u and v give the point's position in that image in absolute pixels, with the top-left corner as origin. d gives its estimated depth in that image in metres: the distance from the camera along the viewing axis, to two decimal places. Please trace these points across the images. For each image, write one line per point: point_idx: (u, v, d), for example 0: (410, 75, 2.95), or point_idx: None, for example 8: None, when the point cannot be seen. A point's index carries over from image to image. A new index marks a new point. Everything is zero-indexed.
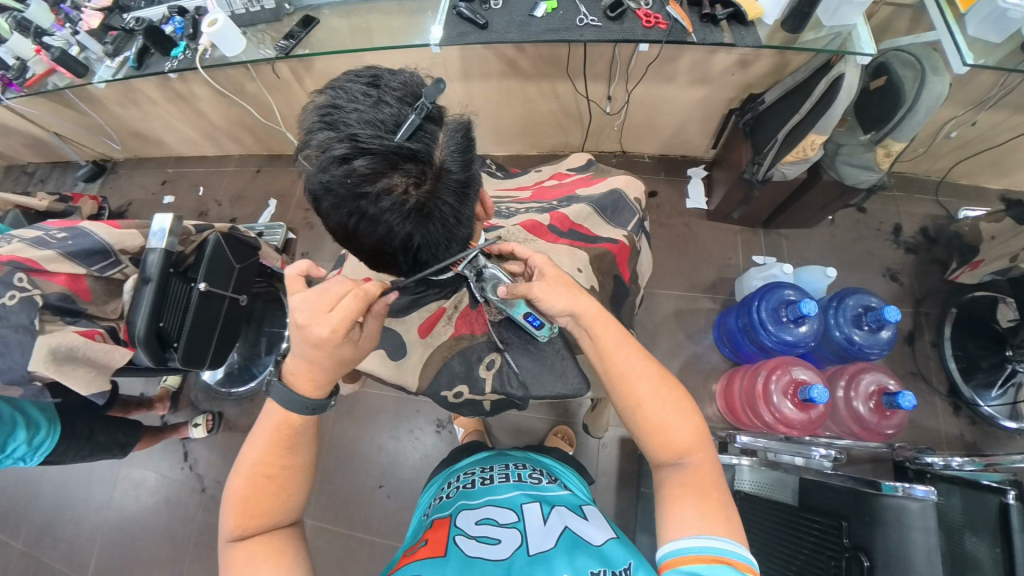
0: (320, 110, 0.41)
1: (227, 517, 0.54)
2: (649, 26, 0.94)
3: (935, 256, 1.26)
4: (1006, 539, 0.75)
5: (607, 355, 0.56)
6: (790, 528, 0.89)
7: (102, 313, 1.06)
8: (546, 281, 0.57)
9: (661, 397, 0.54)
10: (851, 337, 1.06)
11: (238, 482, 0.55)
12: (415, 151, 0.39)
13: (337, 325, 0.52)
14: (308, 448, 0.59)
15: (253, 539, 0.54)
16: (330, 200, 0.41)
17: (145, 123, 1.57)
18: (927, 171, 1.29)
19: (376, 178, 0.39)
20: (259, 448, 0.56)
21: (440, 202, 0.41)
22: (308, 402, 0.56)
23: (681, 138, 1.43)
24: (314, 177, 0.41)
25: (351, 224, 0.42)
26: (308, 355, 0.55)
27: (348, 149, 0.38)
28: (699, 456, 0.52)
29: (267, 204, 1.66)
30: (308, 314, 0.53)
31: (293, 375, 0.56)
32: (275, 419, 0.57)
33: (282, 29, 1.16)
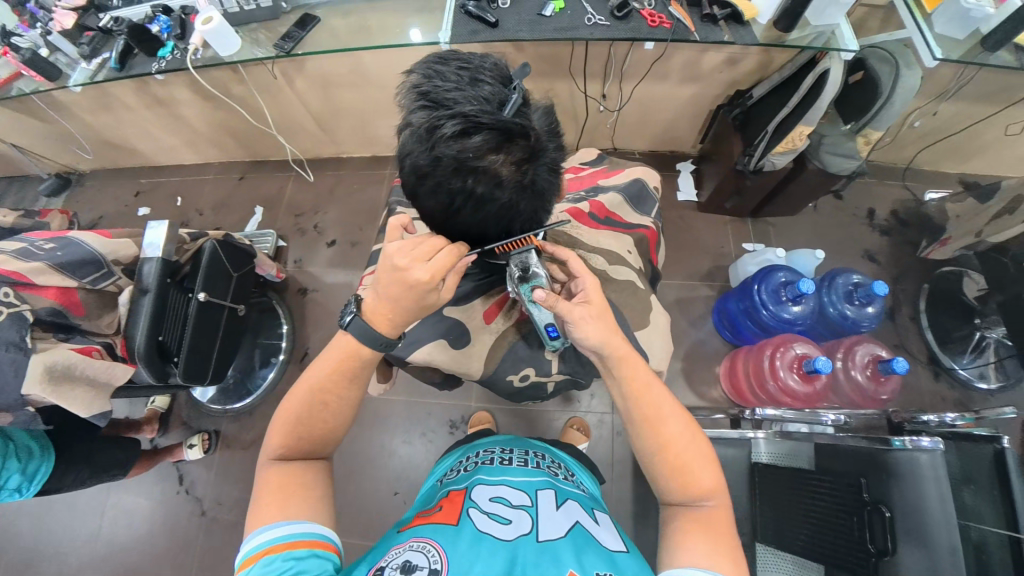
0: (419, 92, 0.42)
1: (273, 435, 0.54)
2: (654, 25, 0.99)
3: (906, 237, 1.38)
4: (1005, 482, 0.83)
5: (638, 391, 0.58)
6: (804, 488, 0.94)
7: (97, 328, 0.99)
8: (589, 308, 0.58)
9: (686, 438, 0.56)
10: (844, 312, 1.14)
11: (293, 403, 0.55)
12: (525, 127, 0.41)
13: (430, 274, 0.52)
14: (363, 387, 0.59)
15: (293, 461, 0.54)
16: (436, 179, 0.42)
17: (119, 131, 1.48)
18: (893, 159, 1.42)
19: (489, 154, 0.40)
20: (320, 374, 0.56)
21: (542, 177, 0.43)
22: (380, 338, 0.56)
23: (671, 134, 1.50)
24: (420, 156, 0.42)
25: (454, 203, 0.43)
26: (392, 297, 0.54)
27: (463, 126, 0.40)
28: (717, 500, 0.54)
29: (254, 211, 1.60)
30: (407, 258, 0.53)
31: (371, 312, 0.56)
32: (343, 349, 0.57)
33: (279, 28, 1.13)
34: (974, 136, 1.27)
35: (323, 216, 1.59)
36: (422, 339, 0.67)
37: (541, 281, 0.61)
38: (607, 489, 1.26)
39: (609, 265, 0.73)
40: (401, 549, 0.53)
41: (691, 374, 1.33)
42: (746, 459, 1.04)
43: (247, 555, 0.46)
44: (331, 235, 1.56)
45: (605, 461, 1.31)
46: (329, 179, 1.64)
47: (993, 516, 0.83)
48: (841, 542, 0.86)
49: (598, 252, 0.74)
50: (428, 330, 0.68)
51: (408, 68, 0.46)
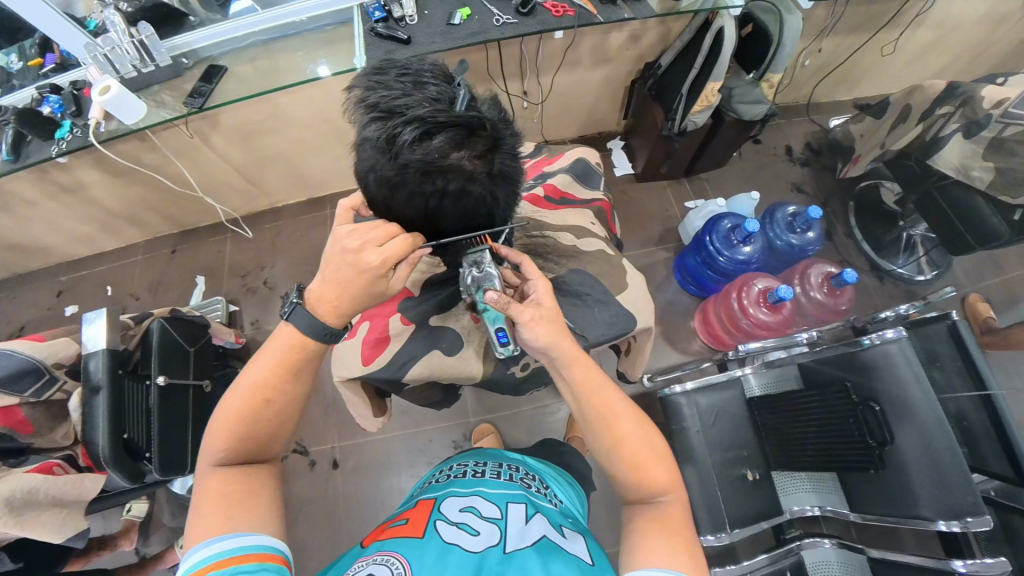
0: (366, 105, 0.41)
1: (214, 438, 0.51)
2: (559, 16, 1.04)
3: (823, 164, 1.50)
4: (962, 348, 0.93)
5: (593, 394, 0.57)
6: (796, 405, 1.01)
7: (53, 443, 0.92)
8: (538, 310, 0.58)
9: (640, 437, 0.55)
10: (790, 242, 1.23)
11: (232, 403, 0.52)
12: (482, 117, 0.40)
13: (382, 259, 0.50)
14: (310, 382, 0.56)
15: (236, 466, 0.51)
16: (407, 187, 0.41)
17: (24, 231, 1.36)
18: (795, 99, 1.55)
19: (456, 152, 0.40)
20: (263, 367, 0.53)
21: (509, 163, 0.43)
22: (326, 328, 0.53)
23: (595, 116, 1.56)
24: (385, 168, 0.41)
25: (430, 206, 0.43)
26: (342, 284, 0.52)
27: (422, 129, 0.38)
28: (673, 494, 0.54)
29: (195, 281, 1.51)
30: (360, 242, 0.51)
31: (316, 300, 0.53)
32: (287, 340, 0.54)
33: (184, 85, 1.08)
34: (856, 64, 1.42)
35: (270, 271, 1.52)
36: (415, 354, 0.66)
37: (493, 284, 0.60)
38: None
39: (579, 239, 0.75)
40: (366, 563, 0.52)
41: (670, 334, 1.38)
42: (742, 398, 1.09)
43: (192, 570, 0.43)
44: (285, 287, 1.50)
45: None
46: (268, 231, 1.58)
47: (961, 382, 0.93)
48: (847, 444, 0.93)
49: (566, 229, 0.76)
50: (419, 343, 0.66)
51: (347, 84, 0.44)
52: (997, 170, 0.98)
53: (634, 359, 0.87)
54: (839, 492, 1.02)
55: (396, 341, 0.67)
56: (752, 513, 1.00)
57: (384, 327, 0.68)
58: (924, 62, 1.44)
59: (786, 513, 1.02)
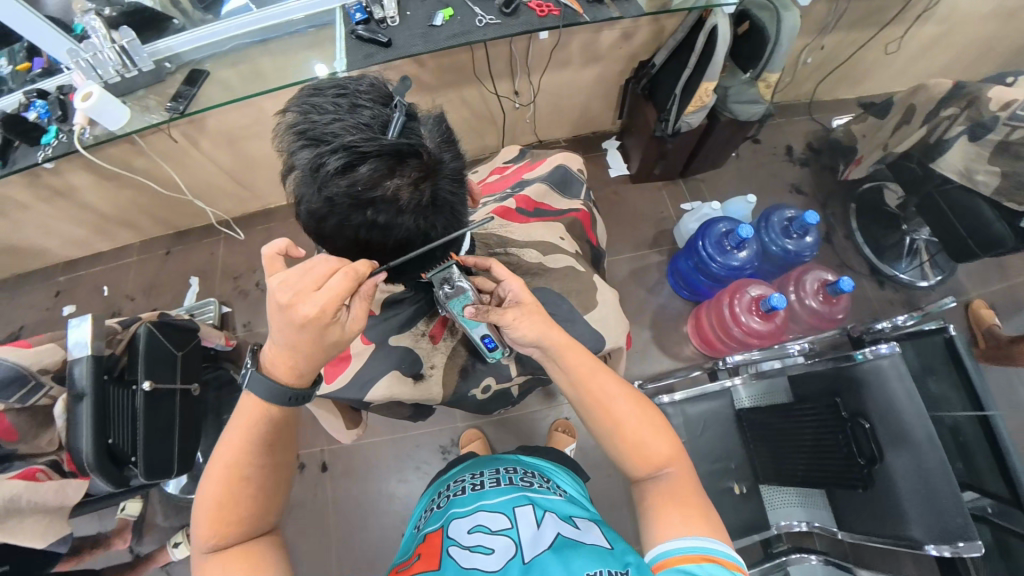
0: (298, 132, 0.40)
1: (201, 525, 0.50)
2: (543, 15, 1.01)
3: (824, 164, 1.45)
4: (959, 364, 0.89)
5: (585, 377, 0.57)
6: (787, 420, 0.98)
7: (36, 449, 0.94)
8: (521, 309, 0.58)
9: (635, 412, 0.55)
10: (786, 247, 1.19)
11: (210, 485, 0.51)
12: (414, 145, 0.38)
13: (320, 306, 0.47)
14: (284, 448, 0.55)
15: (228, 550, 0.50)
16: (336, 217, 0.40)
17: (19, 233, 1.37)
18: (796, 97, 1.49)
19: (384, 181, 0.38)
20: (232, 445, 0.52)
21: (447, 191, 0.41)
22: (289, 391, 0.53)
23: (589, 116, 1.52)
24: (313, 198, 0.39)
25: (362, 236, 0.41)
26: (290, 342, 0.50)
27: (348, 158, 0.37)
28: (677, 466, 0.53)
29: (188, 283, 1.52)
30: (293, 293, 0.48)
31: (273, 362, 0.52)
32: (253, 410, 0.53)
33: (167, 90, 1.08)
34: (859, 61, 1.36)
35: (262, 272, 1.53)
36: (376, 375, 0.65)
37: (467, 295, 0.61)
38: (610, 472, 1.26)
39: (545, 256, 0.72)
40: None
41: (662, 340, 1.36)
42: (730, 408, 1.07)
43: None
44: None
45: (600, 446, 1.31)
46: (260, 233, 1.58)
47: (958, 397, 0.89)
48: (833, 461, 0.90)
49: (530, 245, 0.73)
50: (379, 364, 0.65)
51: (283, 106, 0.43)
52: (1002, 175, 0.93)
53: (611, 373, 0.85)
54: (828, 508, 0.98)
55: (358, 359, 0.66)
56: (736, 527, 0.98)
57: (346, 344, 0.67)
58: (932, 58, 1.38)
59: (773, 528, 1.00)
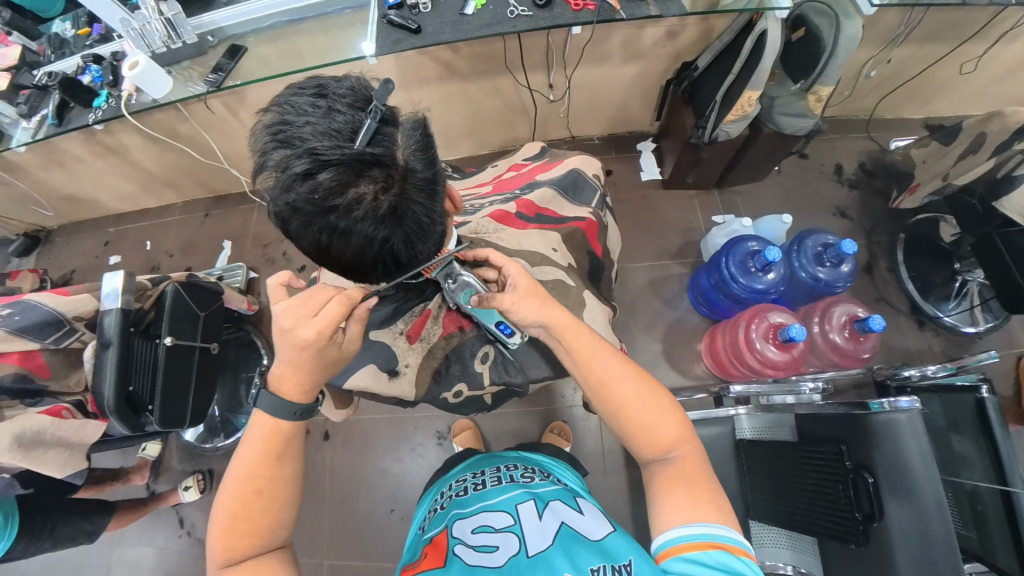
0: (271, 131, 0.40)
1: (219, 539, 0.53)
2: (578, 10, 0.96)
3: (876, 188, 1.34)
4: (987, 431, 0.81)
5: (586, 359, 0.58)
6: (791, 462, 0.93)
7: (66, 387, 1.02)
8: (520, 294, 0.58)
9: (639, 393, 0.57)
10: (816, 275, 1.11)
11: (225, 503, 0.53)
12: (377, 156, 0.37)
13: (318, 329, 0.52)
14: (296, 461, 0.58)
15: (246, 562, 0.53)
16: (299, 220, 0.40)
17: (75, 185, 1.48)
18: (855, 112, 1.38)
19: (341, 190, 0.38)
20: (246, 461, 0.55)
21: (412, 203, 0.40)
22: (297, 406, 0.55)
23: (626, 114, 1.46)
24: (277, 199, 0.40)
25: (324, 240, 0.42)
26: (291, 360, 0.54)
27: (310, 165, 0.37)
28: (683, 445, 0.55)
29: (221, 246, 1.60)
30: (293, 319, 0.52)
31: (276, 380, 0.56)
32: (265, 424, 0.56)
33: (208, 63, 1.12)
34: (932, 78, 1.23)
35: (289, 242, 1.58)
36: (353, 366, 0.67)
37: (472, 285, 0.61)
38: (600, 482, 1.25)
39: (533, 266, 0.70)
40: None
41: (672, 355, 1.31)
42: (731, 436, 1.03)
43: None
44: (299, 260, 1.55)
45: (594, 454, 1.29)
46: None
47: (981, 464, 0.81)
48: (832, 506, 0.85)
49: (520, 254, 0.71)
50: (359, 355, 0.67)
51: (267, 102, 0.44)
52: None
53: None
54: (818, 556, 0.90)
55: None
56: None
57: None
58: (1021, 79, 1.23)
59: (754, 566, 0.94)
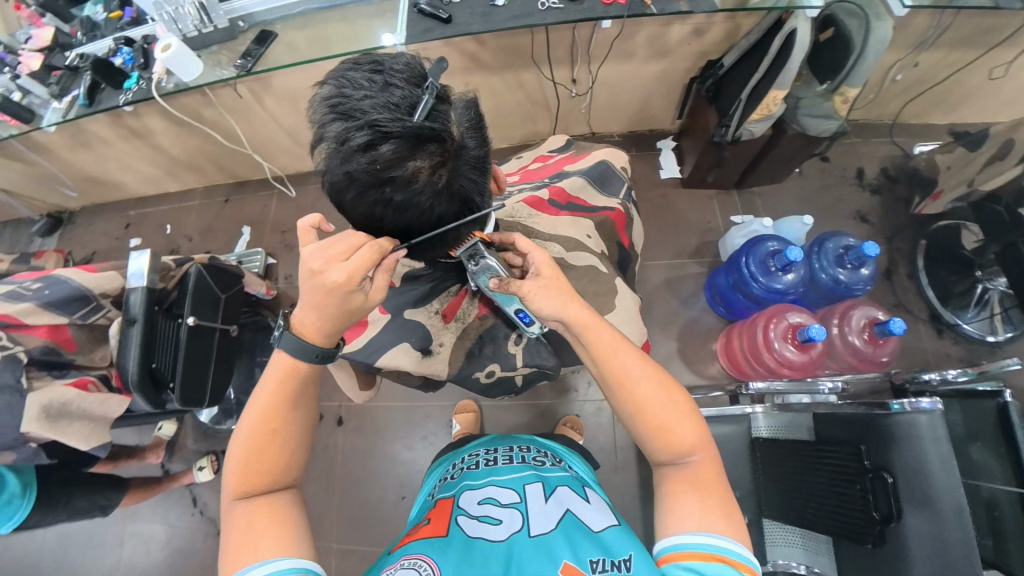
0: (329, 104, 0.41)
1: (230, 474, 0.53)
2: (609, 4, 0.97)
3: (898, 193, 1.33)
4: (1009, 436, 0.81)
5: (607, 356, 0.57)
6: (808, 460, 0.93)
7: (91, 361, 1.03)
8: (541, 282, 0.59)
9: (660, 392, 0.56)
10: (836, 277, 1.11)
11: (241, 438, 0.54)
12: (437, 130, 0.39)
13: (348, 274, 0.50)
14: (310, 407, 0.59)
15: (255, 498, 0.52)
16: (355, 191, 0.41)
17: (100, 167, 1.50)
18: (878, 116, 1.37)
19: (402, 163, 0.39)
20: (263, 403, 0.55)
21: (464, 179, 0.42)
22: (314, 349, 0.55)
23: (647, 113, 1.47)
24: (335, 170, 0.41)
25: (377, 212, 0.43)
26: (315, 305, 0.52)
27: (371, 136, 0.38)
28: (700, 453, 0.54)
29: (240, 232, 1.61)
30: (323, 260, 0.50)
31: (301, 325, 0.55)
32: (281, 369, 0.56)
33: (238, 48, 1.12)
34: (959, 84, 1.23)
35: None
36: (386, 344, 0.67)
37: (493, 268, 0.62)
38: (611, 477, 1.25)
39: (567, 252, 0.72)
40: (395, 567, 0.54)
41: (687, 354, 1.32)
42: (746, 434, 1.04)
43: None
44: None
45: (605, 450, 1.30)
46: (310, 192, 1.64)
47: (1001, 471, 0.81)
48: (846, 507, 0.85)
49: (554, 240, 0.73)
50: (388, 332, 0.67)
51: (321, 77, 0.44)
52: None
53: None
54: (831, 557, 0.90)
55: (371, 327, 0.69)
56: None
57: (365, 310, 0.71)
58: None
59: (766, 564, 0.95)
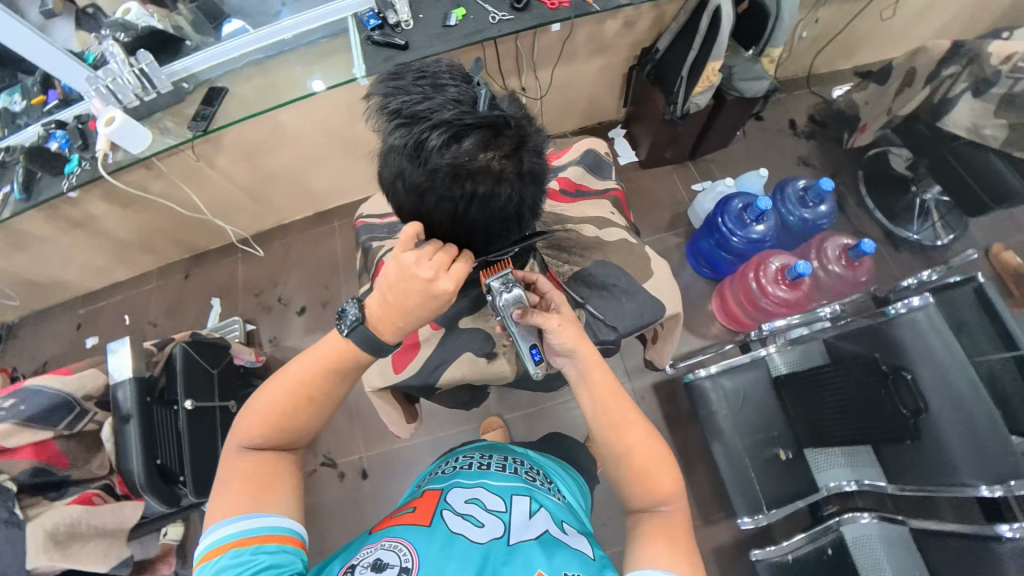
0: (394, 114, 0.45)
1: (248, 424, 0.53)
2: (554, 8, 1.04)
3: (828, 136, 1.49)
4: (993, 312, 0.91)
5: (608, 393, 0.56)
6: (830, 380, 1.00)
7: (89, 473, 0.92)
8: (564, 319, 0.57)
9: (648, 443, 0.55)
10: (803, 217, 1.23)
11: (270, 393, 0.53)
12: (505, 118, 0.44)
13: (451, 285, 0.49)
14: (346, 384, 0.57)
15: (262, 453, 0.53)
16: (439, 190, 0.46)
17: (39, 268, 1.36)
18: (794, 73, 1.54)
19: (483, 153, 0.44)
20: (306, 368, 0.54)
21: (534, 163, 0.47)
22: (384, 342, 0.53)
23: (595, 107, 1.55)
24: (415, 172, 0.45)
25: (461, 210, 0.47)
26: (403, 305, 0.50)
27: (451, 133, 0.43)
28: (675, 505, 0.54)
29: (211, 304, 1.52)
30: (427, 266, 0.49)
31: (379, 320, 0.52)
32: (334, 348, 0.54)
33: (187, 109, 1.07)
34: (854, 32, 1.41)
35: (283, 286, 1.53)
36: (449, 358, 0.70)
37: (521, 299, 0.58)
38: None
39: (600, 230, 0.77)
40: (373, 548, 0.53)
41: (688, 319, 1.38)
42: (768, 376, 1.08)
43: (213, 545, 0.45)
44: (299, 302, 1.51)
45: None
46: (278, 248, 1.59)
47: (991, 344, 0.90)
48: (878, 418, 0.93)
49: (586, 222, 0.78)
50: (450, 348, 0.71)
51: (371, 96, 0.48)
52: None
53: (661, 347, 0.87)
54: (876, 465, 0.99)
55: (426, 346, 0.72)
56: (786, 494, 1.00)
57: (413, 333, 0.73)
58: (924, 23, 1.43)
59: (822, 490, 1.00)
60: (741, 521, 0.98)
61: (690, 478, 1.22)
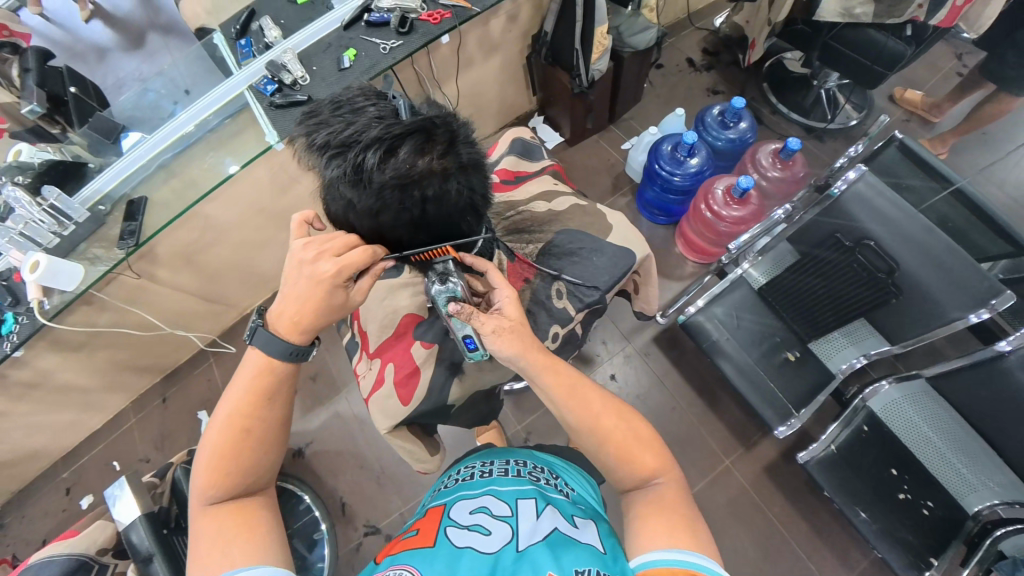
0: (323, 147, 0.47)
1: (203, 478, 0.52)
2: (438, 22, 1.08)
3: (725, 62, 1.59)
4: (916, 158, 0.96)
5: (568, 395, 0.56)
6: (805, 270, 1.06)
7: None
8: (499, 324, 0.56)
9: (621, 427, 0.55)
10: (729, 137, 1.29)
11: (212, 436, 0.54)
12: (431, 120, 0.47)
13: (338, 267, 0.52)
14: (285, 404, 0.57)
15: (226, 501, 0.52)
16: (393, 203, 0.49)
17: (6, 446, 1.28)
18: (676, 16, 1.63)
19: (421, 157, 0.47)
20: (238, 398, 0.54)
21: (470, 153, 0.50)
22: (289, 345, 0.54)
23: (507, 103, 1.59)
24: (364, 195, 0.48)
25: (420, 212, 0.51)
26: (297, 296, 0.53)
27: (384, 149, 0.45)
28: (666, 477, 0.53)
29: (198, 418, 1.46)
30: (315, 252, 0.53)
31: (275, 318, 0.55)
32: (257, 367, 0.55)
33: (111, 232, 1.02)
34: None
35: None
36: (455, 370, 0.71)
37: (456, 293, 0.60)
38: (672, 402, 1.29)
39: (552, 203, 0.80)
40: None
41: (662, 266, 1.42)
42: (750, 290, 1.13)
43: None
44: None
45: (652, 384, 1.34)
46: None
47: (928, 186, 0.95)
48: (857, 288, 0.98)
49: (536, 200, 0.80)
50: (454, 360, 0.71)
51: (298, 138, 0.50)
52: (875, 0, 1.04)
53: (646, 294, 0.90)
54: (874, 334, 1.03)
55: (426, 367, 0.71)
56: (806, 391, 1.04)
57: (410, 360, 0.72)
58: None
59: (836, 374, 1.03)
60: (776, 430, 1.02)
61: (718, 412, 1.24)
